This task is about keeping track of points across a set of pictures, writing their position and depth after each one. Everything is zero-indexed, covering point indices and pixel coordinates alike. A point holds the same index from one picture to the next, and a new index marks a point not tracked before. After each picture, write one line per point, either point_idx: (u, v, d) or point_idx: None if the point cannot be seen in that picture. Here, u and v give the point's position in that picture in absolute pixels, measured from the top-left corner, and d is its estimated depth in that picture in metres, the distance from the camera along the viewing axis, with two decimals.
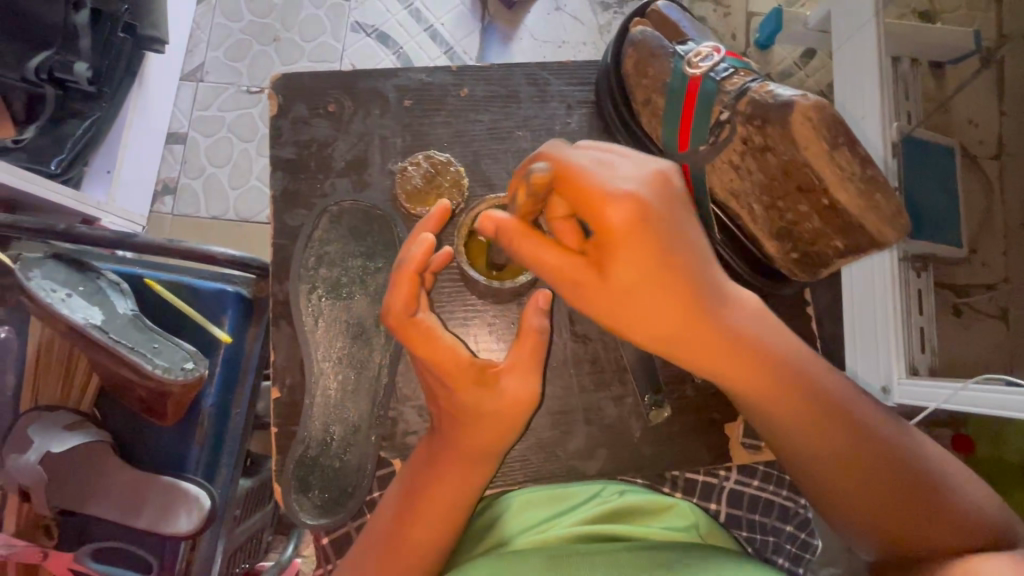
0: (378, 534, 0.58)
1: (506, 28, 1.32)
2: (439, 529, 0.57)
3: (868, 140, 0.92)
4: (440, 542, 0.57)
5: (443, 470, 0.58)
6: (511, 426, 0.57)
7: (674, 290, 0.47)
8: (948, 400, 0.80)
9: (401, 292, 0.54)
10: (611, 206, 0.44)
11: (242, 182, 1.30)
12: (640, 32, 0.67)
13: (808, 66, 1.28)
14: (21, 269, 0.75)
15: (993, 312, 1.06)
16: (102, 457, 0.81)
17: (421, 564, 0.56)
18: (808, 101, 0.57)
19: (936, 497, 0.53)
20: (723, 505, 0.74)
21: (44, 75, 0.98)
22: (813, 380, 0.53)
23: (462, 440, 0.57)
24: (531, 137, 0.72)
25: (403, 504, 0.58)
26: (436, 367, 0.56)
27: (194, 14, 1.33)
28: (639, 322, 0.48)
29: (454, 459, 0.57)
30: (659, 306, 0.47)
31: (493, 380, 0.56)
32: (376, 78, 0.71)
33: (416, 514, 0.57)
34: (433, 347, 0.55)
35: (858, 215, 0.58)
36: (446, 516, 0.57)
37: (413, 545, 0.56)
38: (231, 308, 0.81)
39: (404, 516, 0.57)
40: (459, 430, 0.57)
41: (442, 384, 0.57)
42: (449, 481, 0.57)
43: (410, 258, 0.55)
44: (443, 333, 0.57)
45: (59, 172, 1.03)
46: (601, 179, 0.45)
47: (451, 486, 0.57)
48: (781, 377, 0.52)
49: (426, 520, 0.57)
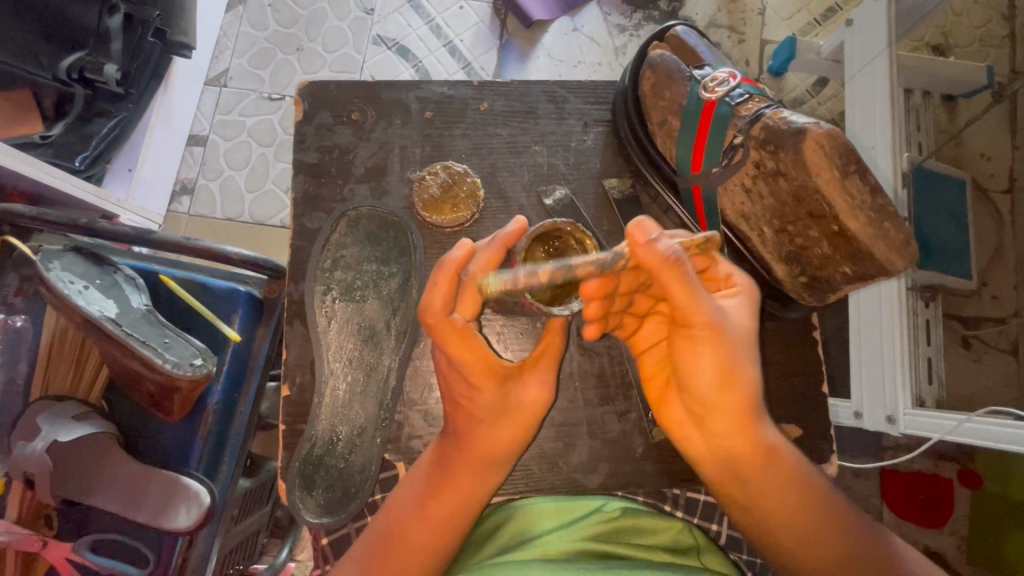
0: (385, 532, 0.58)
1: (524, 46, 1.35)
2: (445, 532, 0.57)
3: (879, 170, 0.94)
4: (443, 547, 0.57)
5: (456, 473, 0.58)
6: (530, 425, 0.59)
7: (749, 341, 0.54)
8: (951, 433, 0.80)
9: (440, 288, 0.54)
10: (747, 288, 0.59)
11: (258, 185, 1.32)
12: (658, 55, 0.69)
13: (820, 94, 1.30)
14: (41, 261, 0.76)
15: (1002, 346, 1.06)
16: (107, 448, 0.81)
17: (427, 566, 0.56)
18: (821, 129, 0.57)
19: None
20: (723, 527, 0.73)
21: (75, 75, 1.01)
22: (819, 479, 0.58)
23: (472, 446, 0.58)
24: (547, 152, 0.73)
25: (414, 506, 0.58)
26: (462, 365, 0.56)
27: (222, 22, 1.37)
28: (723, 354, 0.53)
29: (467, 464, 0.58)
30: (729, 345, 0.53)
31: (515, 387, 0.59)
32: (399, 89, 0.73)
33: (431, 515, 0.57)
34: (465, 349, 0.55)
35: (868, 244, 0.57)
36: (454, 520, 0.58)
37: (418, 545, 0.56)
38: (242, 307, 0.83)
39: (413, 517, 0.58)
40: (478, 434, 0.58)
41: (458, 395, 0.58)
42: (456, 488, 0.58)
43: (449, 257, 0.55)
44: (478, 335, 0.56)
45: (83, 169, 1.06)
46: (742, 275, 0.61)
47: (458, 495, 0.58)
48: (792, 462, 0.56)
49: (429, 527, 0.57)
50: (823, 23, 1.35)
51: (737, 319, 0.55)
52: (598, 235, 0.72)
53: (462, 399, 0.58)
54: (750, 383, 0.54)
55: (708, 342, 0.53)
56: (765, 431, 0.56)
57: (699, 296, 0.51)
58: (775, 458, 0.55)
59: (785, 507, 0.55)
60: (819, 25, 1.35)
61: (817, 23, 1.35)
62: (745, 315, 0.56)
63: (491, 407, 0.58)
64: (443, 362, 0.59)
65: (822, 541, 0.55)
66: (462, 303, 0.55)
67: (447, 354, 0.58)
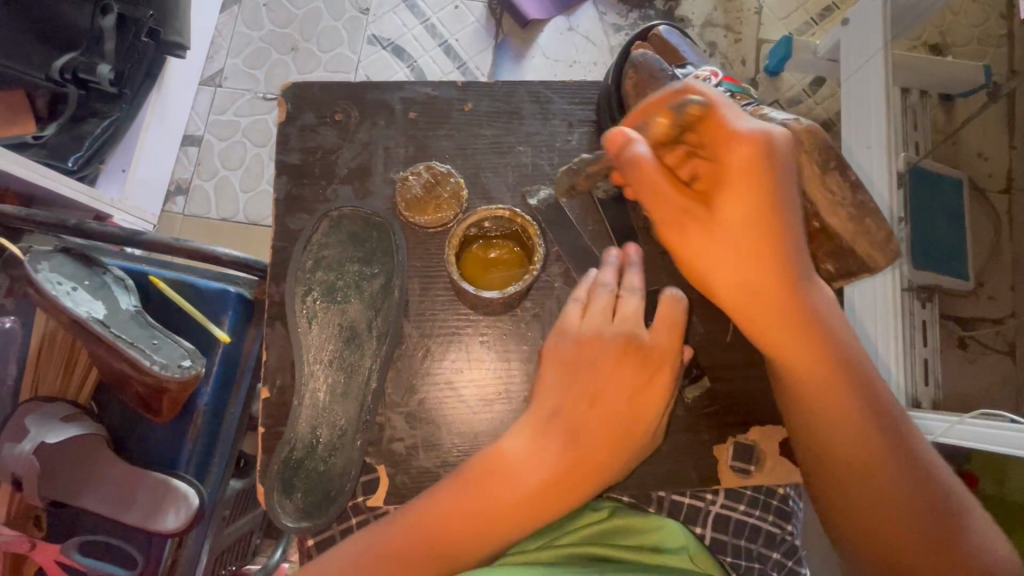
0: (383, 538, 0.55)
1: (519, 46, 1.35)
2: (561, 486, 0.57)
3: (870, 170, 0.93)
4: (510, 528, 0.56)
5: (488, 471, 0.57)
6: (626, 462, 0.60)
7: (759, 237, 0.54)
8: (941, 434, 0.77)
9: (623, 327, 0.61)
10: (740, 147, 0.51)
11: (252, 185, 1.32)
12: (640, 55, 0.67)
13: (817, 94, 1.29)
14: (29, 261, 0.76)
15: (1000, 347, 1.06)
16: (96, 450, 0.81)
17: (502, 535, 0.56)
18: (801, 126, 0.56)
19: (932, 537, 0.52)
20: (707, 529, 0.72)
21: (68, 75, 1.01)
22: (845, 360, 0.57)
23: (609, 396, 0.59)
24: (532, 152, 0.73)
25: (526, 461, 0.57)
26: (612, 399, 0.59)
27: (218, 22, 1.38)
28: (717, 244, 0.55)
29: (513, 463, 0.57)
30: (786, 183, 0.53)
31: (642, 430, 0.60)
32: (385, 90, 0.73)
33: (488, 481, 0.57)
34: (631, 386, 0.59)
35: (849, 241, 0.58)
36: (489, 504, 0.56)
37: (485, 512, 0.56)
38: (231, 307, 0.83)
39: (441, 500, 0.56)
40: (558, 441, 0.57)
41: (587, 366, 0.60)
42: (595, 422, 0.58)
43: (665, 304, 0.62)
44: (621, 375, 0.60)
45: (76, 169, 1.06)
46: (737, 123, 0.52)
47: (600, 445, 0.58)
48: (809, 345, 0.56)
49: (492, 485, 0.57)
50: (819, 22, 1.34)
51: (730, 190, 0.53)
52: (583, 236, 0.72)
53: (587, 400, 0.59)
54: (764, 249, 0.54)
55: (737, 180, 0.52)
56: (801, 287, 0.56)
57: (729, 137, 0.52)
58: (791, 335, 0.56)
59: (820, 402, 0.57)
60: (816, 24, 1.34)
61: (814, 22, 1.35)
62: (748, 162, 0.52)
63: (617, 435, 0.59)
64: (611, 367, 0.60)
65: (843, 439, 0.56)
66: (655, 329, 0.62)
67: (634, 340, 0.60)
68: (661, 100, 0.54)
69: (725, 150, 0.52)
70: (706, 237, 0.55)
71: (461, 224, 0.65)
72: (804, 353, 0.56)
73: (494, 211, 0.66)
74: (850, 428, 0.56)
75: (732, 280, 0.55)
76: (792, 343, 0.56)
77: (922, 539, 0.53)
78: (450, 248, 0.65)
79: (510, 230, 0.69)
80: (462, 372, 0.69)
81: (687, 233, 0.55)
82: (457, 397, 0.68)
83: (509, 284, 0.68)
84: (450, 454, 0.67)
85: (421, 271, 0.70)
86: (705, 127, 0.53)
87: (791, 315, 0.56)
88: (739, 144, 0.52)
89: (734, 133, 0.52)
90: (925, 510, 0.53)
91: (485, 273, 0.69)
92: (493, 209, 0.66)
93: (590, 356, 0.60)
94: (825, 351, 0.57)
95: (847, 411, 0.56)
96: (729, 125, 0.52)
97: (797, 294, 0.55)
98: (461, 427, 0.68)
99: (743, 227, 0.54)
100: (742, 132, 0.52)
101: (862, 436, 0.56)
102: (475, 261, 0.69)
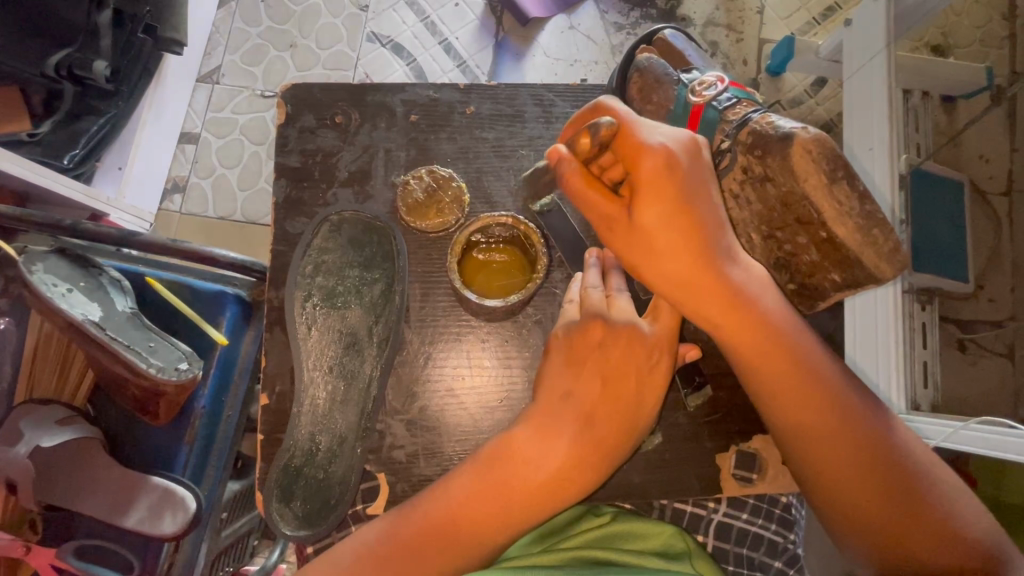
0: (405, 532, 0.55)
1: (518, 45, 1.33)
2: (576, 468, 0.56)
3: (872, 173, 0.92)
4: (526, 515, 0.56)
5: (494, 463, 0.56)
6: (625, 450, 0.58)
7: (688, 237, 0.53)
8: (945, 439, 0.75)
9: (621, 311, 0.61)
10: (649, 154, 0.52)
11: (251, 183, 1.31)
12: (646, 59, 0.68)
13: (819, 94, 1.29)
14: (24, 263, 0.74)
15: (999, 349, 1.05)
16: (91, 455, 0.80)
17: (521, 518, 0.56)
18: (809, 134, 0.55)
19: (904, 510, 0.55)
20: (709, 537, 0.72)
21: (64, 72, 1.00)
22: (807, 347, 0.57)
23: (622, 378, 0.58)
24: (534, 156, 0.72)
25: (537, 447, 0.56)
26: (621, 375, 0.58)
27: (215, 19, 1.36)
28: (648, 246, 0.53)
29: (512, 453, 0.56)
30: (706, 186, 0.54)
31: (643, 414, 0.59)
32: (385, 93, 0.72)
33: (486, 474, 0.56)
34: (641, 358, 0.58)
35: (856, 251, 0.57)
36: (496, 496, 0.55)
37: (488, 506, 0.55)
38: (230, 308, 0.82)
39: (464, 491, 0.56)
40: (565, 421, 0.57)
41: (596, 348, 0.59)
42: (609, 403, 0.57)
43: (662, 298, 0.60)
44: (635, 350, 0.59)
45: (71, 167, 1.04)
46: (645, 135, 0.53)
47: (616, 426, 0.57)
48: (767, 337, 0.56)
49: (499, 472, 0.56)
50: (822, 22, 1.34)
51: (651, 196, 0.52)
52: (586, 241, 0.71)
53: (602, 381, 0.58)
54: (698, 246, 0.53)
55: (663, 190, 0.52)
56: (741, 278, 0.55)
57: (638, 146, 0.52)
58: (747, 329, 0.55)
59: (786, 394, 0.57)
60: (818, 24, 1.33)
61: (817, 22, 1.34)
62: (657, 167, 0.52)
63: (622, 415, 0.58)
64: (621, 349, 0.58)
65: (814, 432, 0.57)
66: (655, 315, 0.60)
67: (638, 325, 0.59)
68: (582, 121, 0.56)
69: (636, 159, 0.52)
70: (648, 246, 0.54)
71: (465, 231, 0.65)
72: (762, 345, 0.56)
73: (499, 218, 0.65)
74: (819, 418, 0.57)
75: (682, 285, 0.54)
76: (755, 340, 0.56)
77: (901, 511, 0.55)
78: (452, 256, 0.65)
79: (511, 237, 0.69)
80: (463, 378, 0.68)
81: (627, 246, 0.54)
82: (458, 404, 0.68)
83: (511, 291, 0.68)
84: (450, 461, 0.67)
85: (422, 277, 0.69)
86: (620, 143, 0.53)
87: (741, 308, 0.55)
88: (647, 150, 0.52)
89: (642, 143, 0.52)
90: (901, 484, 0.55)
91: (484, 275, 0.68)
92: (497, 216, 0.66)
93: (600, 338, 0.59)
94: (783, 338, 0.56)
95: (815, 401, 0.56)
96: (638, 139, 0.52)
97: (744, 287, 0.55)
98: (462, 434, 0.67)
99: (667, 231, 0.53)
100: (647, 142, 0.52)
101: (830, 423, 0.56)
102: (474, 265, 0.69)
